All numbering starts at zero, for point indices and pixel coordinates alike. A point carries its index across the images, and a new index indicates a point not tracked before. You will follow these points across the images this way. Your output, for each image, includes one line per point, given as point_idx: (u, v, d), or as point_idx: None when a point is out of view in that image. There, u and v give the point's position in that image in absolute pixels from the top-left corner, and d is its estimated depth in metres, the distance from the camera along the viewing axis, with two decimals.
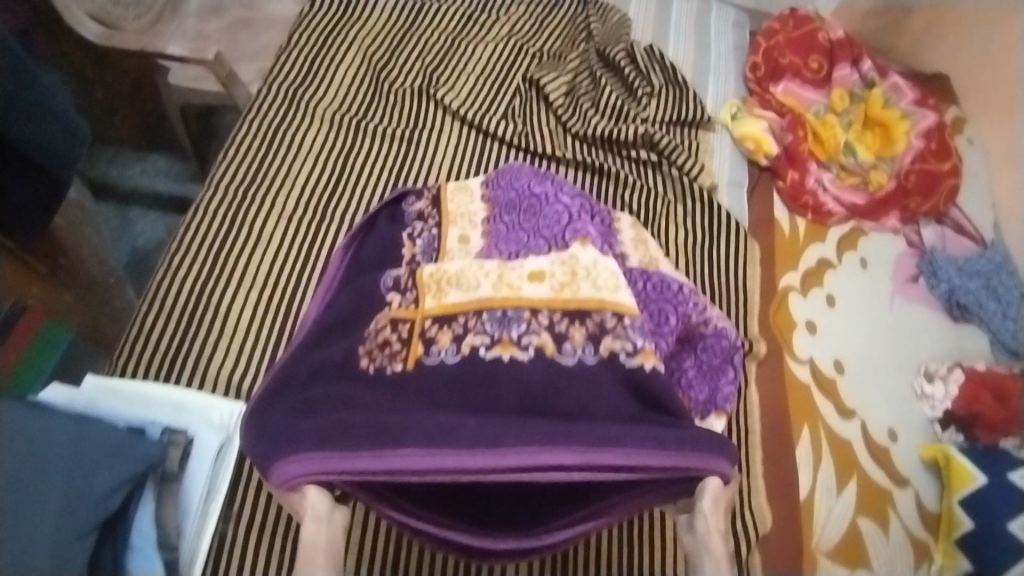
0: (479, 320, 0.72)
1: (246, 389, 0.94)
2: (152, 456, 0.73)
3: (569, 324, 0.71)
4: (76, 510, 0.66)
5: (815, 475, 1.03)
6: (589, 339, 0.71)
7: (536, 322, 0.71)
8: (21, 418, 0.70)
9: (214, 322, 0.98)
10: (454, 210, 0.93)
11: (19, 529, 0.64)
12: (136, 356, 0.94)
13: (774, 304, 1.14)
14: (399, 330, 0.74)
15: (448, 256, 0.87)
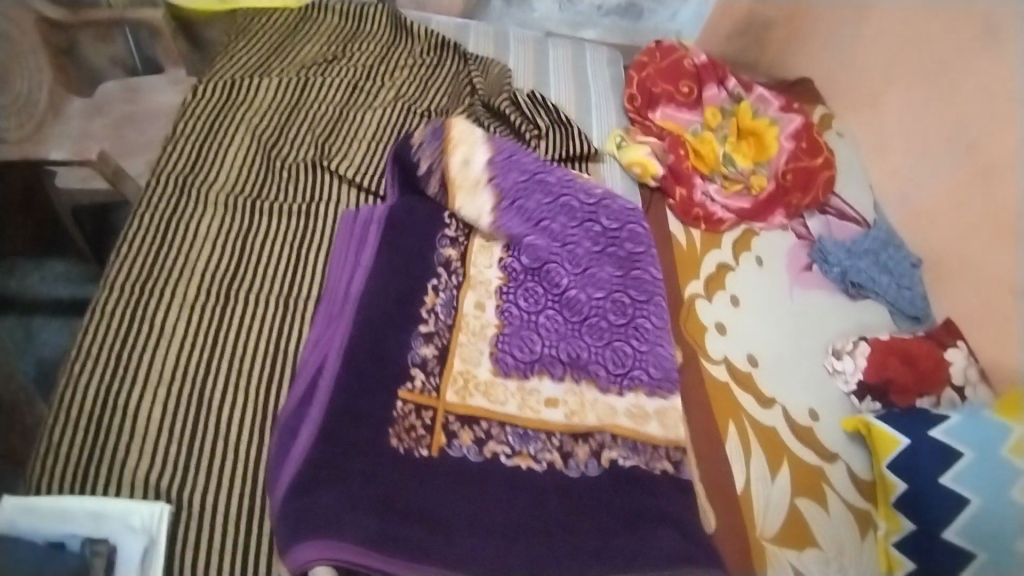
0: (448, 285, 1.13)
1: (164, 488, 0.93)
2: None
3: (461, 292, 1.12)
4: None
5: (748, 467, 1.08)
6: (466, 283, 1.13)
7: (454, 285, 1.13)
8: None
9: (122, 425, 0.96)
10: (475, 273, 1.16)
11: None
12: (49, 472, 0.92)
13: (682, 314, 1.21)
14: (422, 417, 0.97)
15: (464, 318, 1.10)
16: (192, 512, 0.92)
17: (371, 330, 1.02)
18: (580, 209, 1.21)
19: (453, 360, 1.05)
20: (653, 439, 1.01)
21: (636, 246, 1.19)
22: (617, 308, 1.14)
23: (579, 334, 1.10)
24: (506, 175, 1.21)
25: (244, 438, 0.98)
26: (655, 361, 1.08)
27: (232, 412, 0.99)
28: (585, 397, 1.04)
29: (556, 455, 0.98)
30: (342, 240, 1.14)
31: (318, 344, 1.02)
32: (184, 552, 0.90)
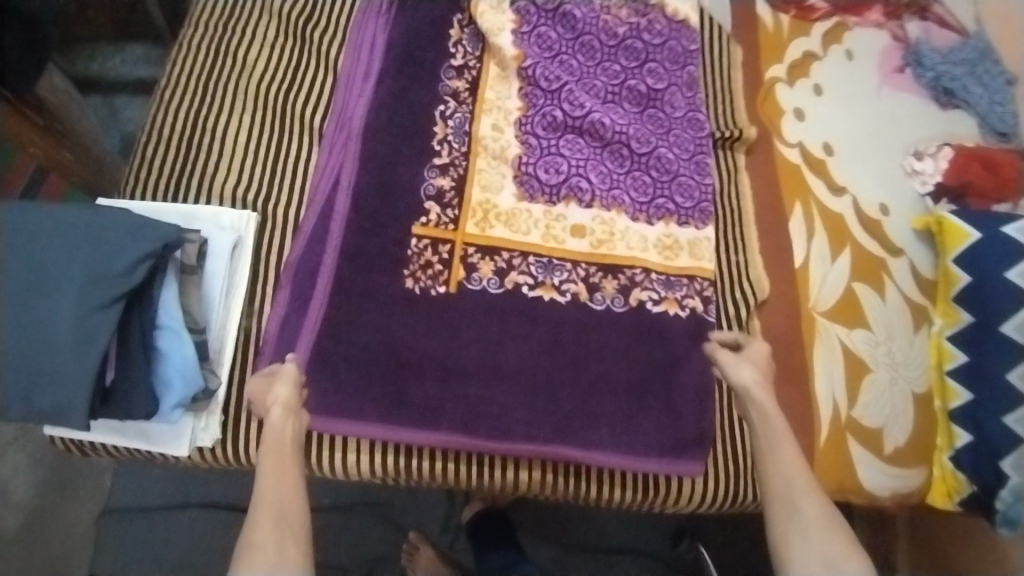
0: (452, 111, 1.04)
1: (250, 202, 1.00)
2: (166, 234, 0.83)
3: (468, 122, 1.03)
4: (105, 281, 0.79)
5: (809, 246, 1.07)
6: (468, 113, 1.04)
7: (463, 109, 1.04)
8: (95, 214, 0.82)
9: (209, 144, 1.01)
10: (491, 98, 1.05)
11: (61, 295, 0.78)
12: (140, 183, 0.98)
13: (760, 95, 1.16)
14: (438, 253, 0.97)
15: (486, 104, 1.05)
16: (277, 223, 1.00)
17: (419, 81, 1.04)
18: (611, 82, 1.07)
19: (472, 190, 1.00)
20: (648, 264, 0.99)
21: (658, 82, 1.08)
22: (655, 166, 1.03)
23: (601, 159, 1.02)
24: (535, 32, 1.07)
25: (310, 157, 1.03)
26: (681, 192, 1.03)
27: (310, 140, 1.04)
28: (615, 227, 1.00)
29: (581, 287, 0.98)
30: (347, 60, 1.08)
31: (327, 170, 1.01)
32: (269, 257, 0.98)
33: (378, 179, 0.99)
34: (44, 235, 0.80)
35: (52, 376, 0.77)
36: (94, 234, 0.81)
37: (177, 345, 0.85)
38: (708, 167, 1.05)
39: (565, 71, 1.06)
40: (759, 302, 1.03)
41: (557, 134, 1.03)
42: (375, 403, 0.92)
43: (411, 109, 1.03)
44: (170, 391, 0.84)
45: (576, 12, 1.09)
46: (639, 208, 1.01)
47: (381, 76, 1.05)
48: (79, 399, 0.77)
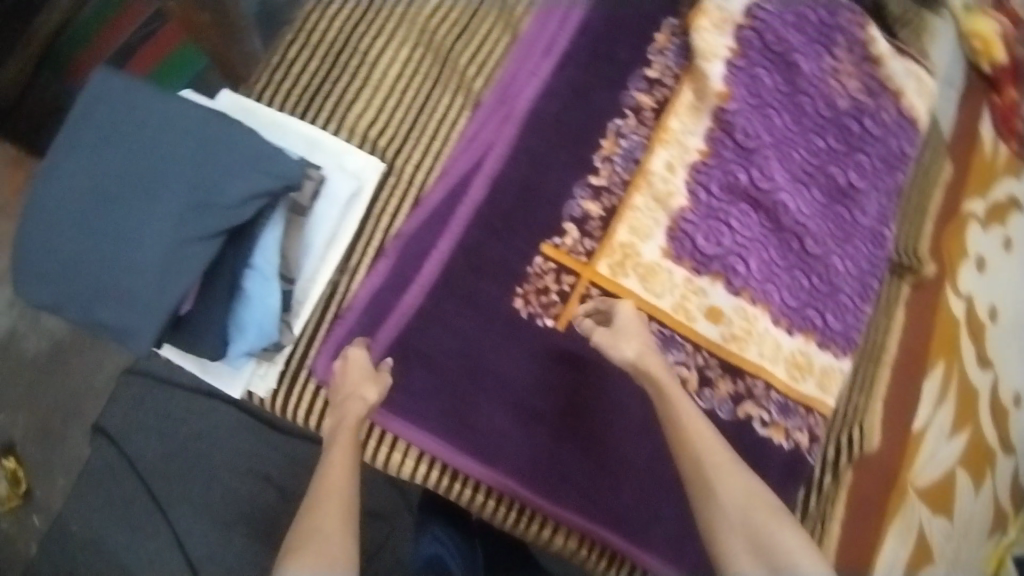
0: (628, 131, 0.91)
1: (379, 147, 0.92)
2: (288, 175, 0.75)
3: (640, 149, 0.90)
4: (210, 211, 0.72)
5: (934, 415, 0.98)
6: (643, 139, 0.90)
7: (642, 132, 0.91)
8: (218, 129, 0.75)
9: (357, 68, 0.94)
10: (675, 128, 0.91)
11: (158, 210, 0.72)
12: (274, 85, 0.92)
13: (949, 230, 1.02)
14: (559, 282, 0.87)
15: (668, 133, 0.91)
16: (400, 179, 0.91)
17: (603, 81, 0.91)
18: (811, 160, 0.92)
19: (618, 228, 0.88)
20: (771, 380, 0.88)
21: (860, 179, 0.93)
22: (819, 273, 0.91)
23: (768, 244, 0.89)
24: (750, 70, 0.91)
25: (458, 121, 0.93)
26: (835, 311, 0.90)
27: (462, 98, 0.94)
28: (754, 326, 0.88)
29: (692, 375, 0.87)
30: (531, 25, 0.94)
31: (474, 142, 0.90)
32: (380, 216, 0.90)
33: (524, 177, 0.89)
34: (168, 138, 0.74)
35: (125, 299, 0.71)
36: (218, 155, 0.74)
37: (263, 292, 0.77)
38: (872, 293, 0.92)
39: (767, 129, 0.91)
40: (862, 453, 0.94)
41: (730, 199, 0.90)
42: (439, 419, 0.85)
43: (587, 111, 0.91)
44: (241, 338, 0.77)
45: (804, 65, 0.93)
46: (788, 313, 0.89)
47: (567, 58, 0.92)
48: (147, 330, 0.71)
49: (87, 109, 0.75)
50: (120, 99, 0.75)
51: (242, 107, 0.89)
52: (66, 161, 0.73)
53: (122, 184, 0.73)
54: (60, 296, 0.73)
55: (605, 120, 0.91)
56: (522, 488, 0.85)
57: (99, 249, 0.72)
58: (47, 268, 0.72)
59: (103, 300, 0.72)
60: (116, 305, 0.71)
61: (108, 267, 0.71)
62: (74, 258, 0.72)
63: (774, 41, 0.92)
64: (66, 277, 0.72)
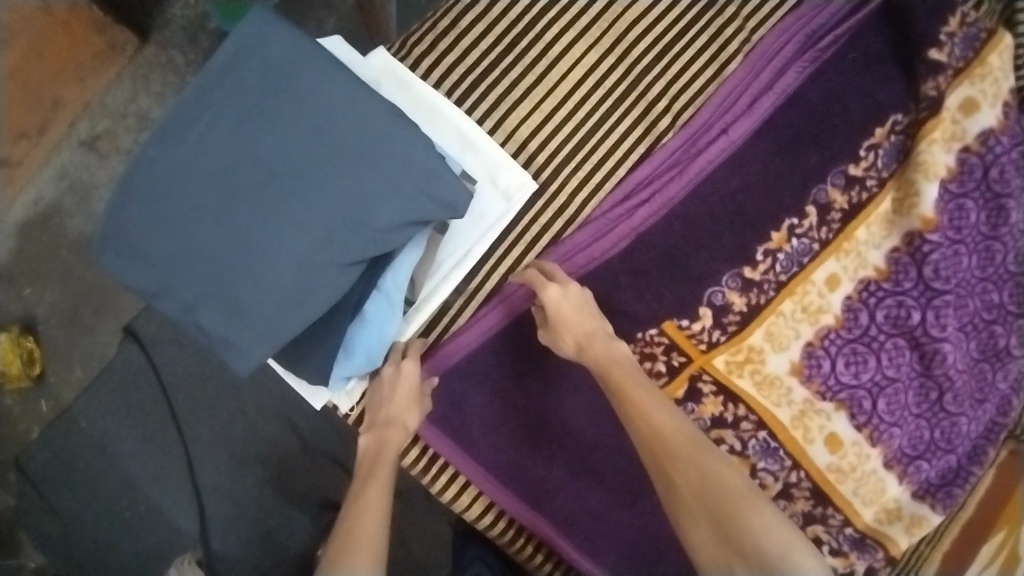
0: (799, 227, 0.82)
1: (535, 161, 0.81)
2: (452, 203, 0.65)
3: (811, 254, 0.82)
4: (361, 230, 0.63)
5: None
6: (818, 243, 0.82)
7: (814, 236, 0.82)
8: (387, 130, 0.64)
9: (536, 63, 0.82)
10: (858, 239, 0.83)
11: (304, 215, 0.62)
12: (439, 56, 0.81)
13: None
14: (671, 358, 0.81)
15: (851, 242, 0.83)
16: (550, 203, 0.81)
17: (796, 166, 0.82)
18: (984, 312, 0.86)
19: (754, 329, 0.81)
20: (853, 515, 0.83)
21: (1019, 346, 0.87)
22: (939, 428, 0.86)
23: (907, 387, 0.84)
24: (958, 201, 0.83)
25: (629, 156, 0.82)
26: (941, 469, 0.87)
27: (641, 130, 0.82)
28: (862, 464, 0.83)
29: (774, 484, 0.81)
30: (743, 72, 0.83)
31: (640, 187, 0.81)
32: (517, 240, 0.80)
33: (682, 243, 0.81)
34: (322, 128, 0.63)
35: (244, 305, 0.63)
36: (377, 162, 0.63)
37: (384, 317, 0.69)
38: (982, 457, 0.89)
39: (955, 271, 0.83)
40: None
41: (887, 333, 0.83)
42: (488, 448, 0.81)
43: (769, 194, 0.81)
44: (347, 362, 0.69)
45: (1015, 213, 0.85)
46: (898, 458, 0.85)
47: (767, 129, 0.82)
48: (260, 345, 0.63)
49: (236, 67, 0.63)
50: (283, 65, 0.63)
51: (395, 77, 0.78)
52: (203, 125, 0.63)
53: (260, 170, 0.62)
54: (165, 280, 0.64)
55: (782, 210, 0.82)
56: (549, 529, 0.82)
57: (221, 241, 0.62)
58: (157, 245, 0.63)
59: (212, 299, 0.63)
60: (225, 307, 0.63)
61: (225, 263, 0.62)
62: (191, 244, 0.62)
63: (997, 178, 0.84)
64: (177, 262, 0.63)
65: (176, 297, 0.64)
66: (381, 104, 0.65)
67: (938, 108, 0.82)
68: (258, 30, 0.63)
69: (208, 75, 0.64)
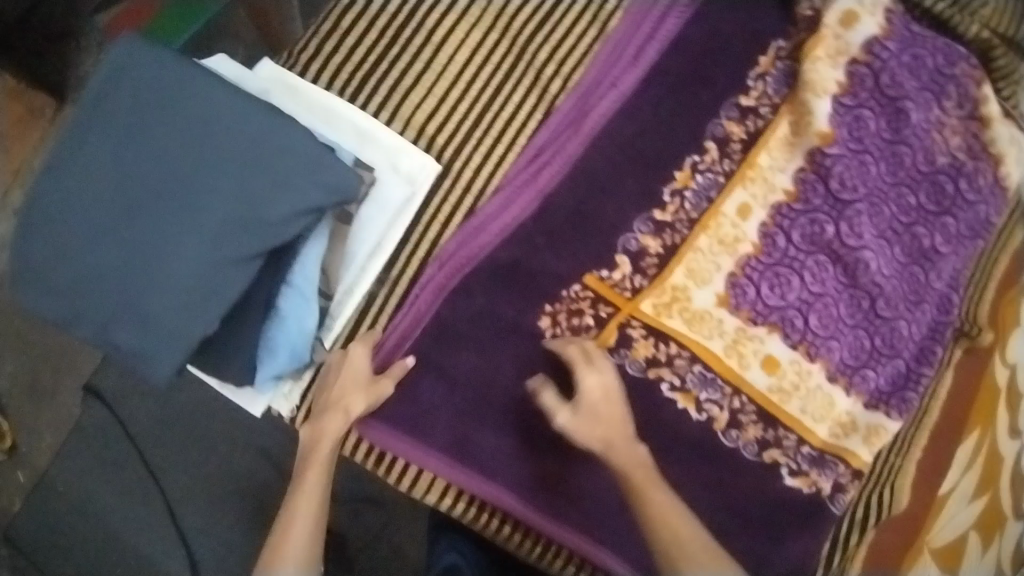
0: (702, 164, 0.85)
1: (436, 145, 0.83)
2: (343, 188, 0.66)
3: (718, 187, 0.84)
4: (257, 225, 0.65)
5: (960, 479, 0.97)
6: (722, 175, 0.85)
7: (717, 169, 0.85)
8: (267, 128, 0.66)
9: (420, 50, 0.84)
10: (762, 165, 0.85)
11: (197, 218, 0.64)
12: (322, 58, 0.83)
13: (1009, 297, 0.99)
14: (597, 309, 0.82)
15: (755, 168, 0.85)
16: (457, 181, 0.83)
17: (688, 106, 0.85)
18: (900, 216, 0.87)
19: (675, 266, 0.83)
20: (808, 435, 0.85)
21: (945, 243, 0.88)
22: (876, 334, 0.87)
23: (838, 299, 0.86)
24: (854, 112, 0.85)
25: (528, 124, 0.85)
26: (888, 374, 0.88)
27: (533, 98, 0.85)
28: (806, 381, 0.85)
29: (722, 415, 0.84)
30: (623, 28, 0.86)
31: (542, 152, 0.83)
32: (432, 221, 0.83)
33: (592, 197, 0.83)
34: (204, 135, 0.65)
35: (155, 314, 0.65)
36: (261, 159, 0.65)
37: (301, 311, 0.69)
38: (932, 358, 0.90)
39: (863, 179, 0.84)
40: (888, 517, 0.93)
41: (807, 250, 0.85)
42: (438, 429, 0.81)
43: (667, 138, 0.84)
44: (272, 361, 0.70)
45: (912, 114, 0.86)
46: (841, 370, 0.86)
47: (653, 76, 0.85)
48: (176, 350, 0.65)
49: (117, 95, 0.67)
50: (158, 84, 0.67)
51: (283, 84, 0.82)
52: (92, 152, 0.66)
53: (152, 184, 0.65)
54: (78, 304, 0.66)
55: (680, 151, 0.84)
56: (510, 501, 0.81)
57: (125, 256, 0.65)
58: (65, 271, 0.66)
59: (124, 314, 0.66)
60: (138, 319, 0.65)
61: (133, 278, 0.65)
62: (100, 266, 0.65)
63: (888, 83, 0.85)
64: (85, 284, 0.66)
65: (91, 320, 0.67)
66: (258, 104, 0.67)
67: (814, 27, 0.86)
68: (131, 58, 0.67)
69: (90, 105, 0.68)
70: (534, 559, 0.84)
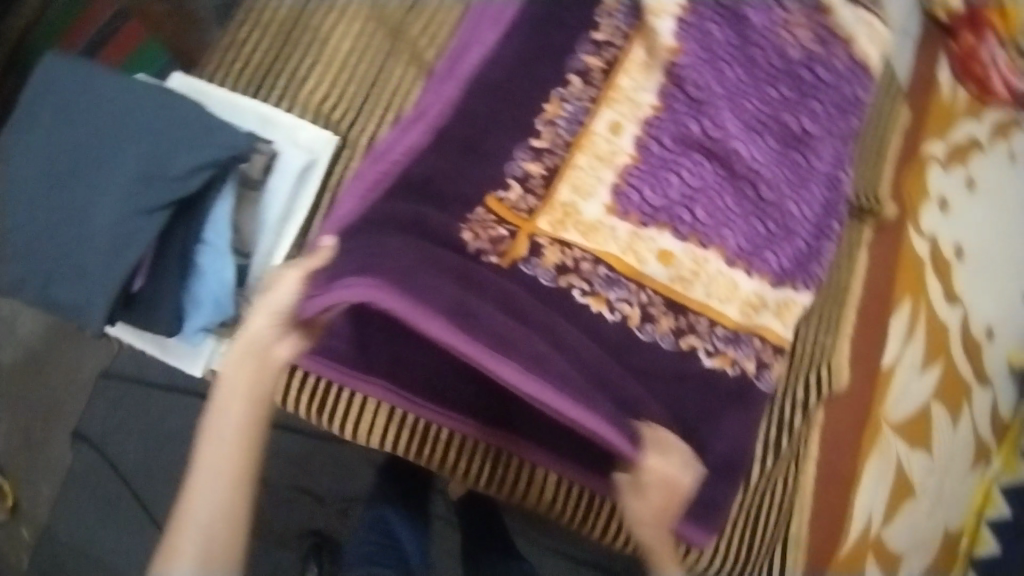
0: (569, 94, 0.92)
1: (333, 124, 0.90)
2: (236, 145, 0.76)
3: (587, 111, 0.91)
4: (161, 182, 0.73)
5: (904, 349, 0.99)
6: (586, 100, 0.92)
7: (581, 96, 0.92)
8: (163, 103, 0.76)
9: (309, 44, 0.92)
10: (625, 86, 0.92)
11: (110, 182, 0.73)
12: (225, 66, 0.90)
13: (909, 171, 1.03)
14: (503, 226, 0.87)
15: (617, 91, 0.92)
16: (356, 152, 0.90)
17: (546, 48, 0.93)
18: (764, 108, 0.93)
19: (560, 186, 0.89)
20: (719, 317, 0.90)
21: (813, 124, 0.94)
22: (768, 216, 0.92)
23: (722, 191, 0.91)
24: (700, 25, 0.93)
25: (412, 92, 0.93)
26: (789, 253, 0.92)
27: (414, 68, 0.93)
28: (704, 268, 0.90)
29: (635, 311, 0.88)
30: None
31: (426, 112, 0.90)
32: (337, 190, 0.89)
33: (471, 136, 0.89)
34: (108, 114, 0.75)
35: (82, 271, 0.73)
36: (171, 129, 0.75)
37: (217, 263, 0.79)
38: (829, 232, 0.95)
39: (718, 80, 0.92)
40: (831, 394, 0.96)
41: (682, 150, 0.91)
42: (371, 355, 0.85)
43: (533, 78, 0.92)
44: (197, 312, 0.79)
45: (754, 18, 0.95)
46: (739, 256, 0.91)
47: (512, 29, 0.93)
48: (100, 302, 0.72)
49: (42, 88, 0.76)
50: (66, 78, 0.76)
51: (194, 90, 0.86)
52: (14, 143, 0.75)
53: (66, 160, 0.74)
54: (16, 276, 0.74)
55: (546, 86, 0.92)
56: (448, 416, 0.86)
57: (52, 224, 0.73)
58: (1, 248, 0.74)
59: (57, 276, 0.73)
60: (69, 279, 0.73)
61: (65, 243, 0.73)
62: (28, 237, 0.73)
63: None
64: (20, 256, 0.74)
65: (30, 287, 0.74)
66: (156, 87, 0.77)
67: None
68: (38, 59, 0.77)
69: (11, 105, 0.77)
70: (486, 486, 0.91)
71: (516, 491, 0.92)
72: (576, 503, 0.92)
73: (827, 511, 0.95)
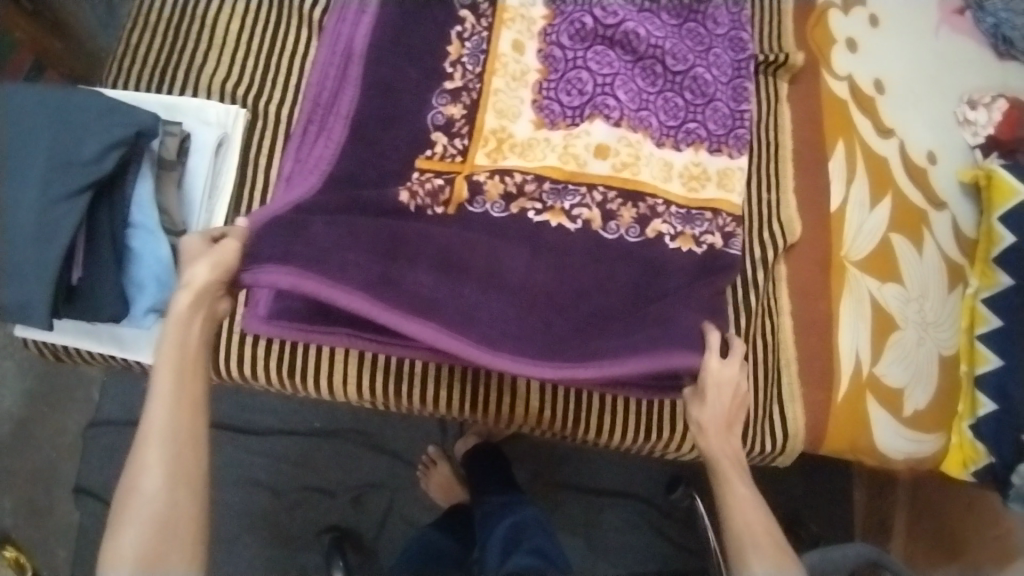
0: (468, 30, 0.93)
1: (239, 98, 0.93)
2: (140, 122, 0.78)
3: (488, 38, 0.93)
4: (70, 167, 0.75)
5: (848, 189, 1.00)
6: (482, 28, 0.93)
7: (478, 27, 0.93)
8: (63, 97, 0.78)
9: (201, 32, 0.95)
10: (513, 8, 0.94)
11: (26, 180, 0.75)
12: (124, 72, 0.93)
13: (810, 22, 1.05)
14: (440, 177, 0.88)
15: (508, 15, 0.94)
16: (268, 122, 0.93)
17: None
18: None
19: (484, 116, 0.90)
20: (668, 196, 0.90)
21: None
22: (682, 87, 0.93)
23: (631, 74, 0.92)
24: None
25: (308, 51, 0.96)
26: (713, 117, 0.93)
27: (303, 29, 0.96)
28: (640, 151, 0.90)
29: (596, 213, 0.88)
30: None
31: (326, 70, 0.92)
32: (260, 159, 0.92)
33: (382, 95, 0.90)
34: (12, 117, 0.77)
35: (16, 268, 0.74)
36: (71, 119, 0.77)
37: (152, 246, 0.81)
38: (746, 93, 0.95)
39: None
40: (787, 246, 0.98)
41: (583, 46, 0.92)
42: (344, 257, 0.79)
43: (425, 22, 0.93)
44: (142, 293, 0.81)
45: None
46: (665, 134, 0.92)
47: None
48: (40, 294, 0.74)
49: None
50: None
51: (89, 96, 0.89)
52: None
53: None
54: None
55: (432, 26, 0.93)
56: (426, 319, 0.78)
57: None
58: None
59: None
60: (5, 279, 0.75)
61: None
62: None
63: None
64: None
65: None
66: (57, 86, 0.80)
67: None
68: None
69: None
70: (469, 412, 0.92)
71: (502, 412, 0.93)
72: (563, 410, 0.92)
73: (806, 368, 0.96)
